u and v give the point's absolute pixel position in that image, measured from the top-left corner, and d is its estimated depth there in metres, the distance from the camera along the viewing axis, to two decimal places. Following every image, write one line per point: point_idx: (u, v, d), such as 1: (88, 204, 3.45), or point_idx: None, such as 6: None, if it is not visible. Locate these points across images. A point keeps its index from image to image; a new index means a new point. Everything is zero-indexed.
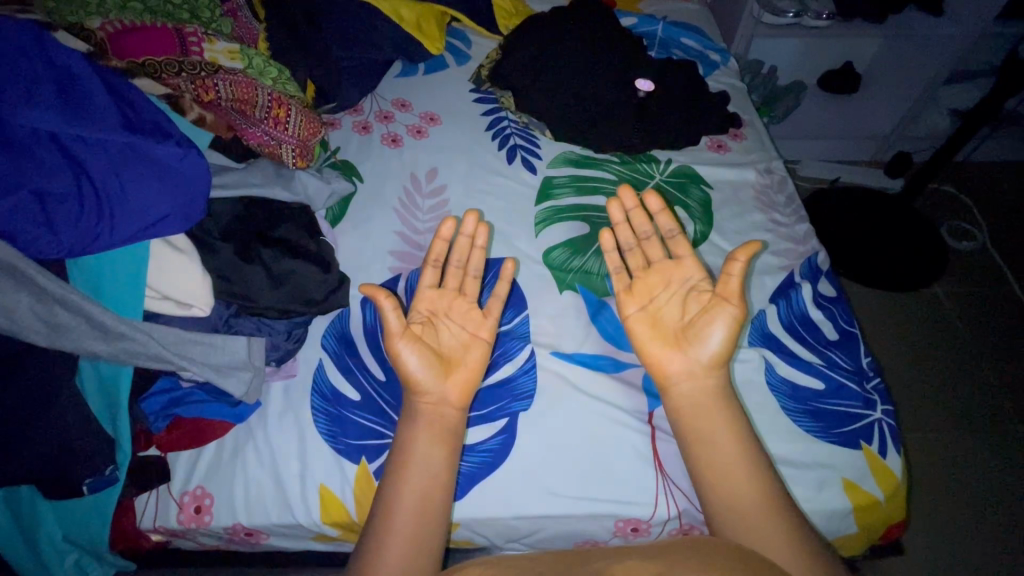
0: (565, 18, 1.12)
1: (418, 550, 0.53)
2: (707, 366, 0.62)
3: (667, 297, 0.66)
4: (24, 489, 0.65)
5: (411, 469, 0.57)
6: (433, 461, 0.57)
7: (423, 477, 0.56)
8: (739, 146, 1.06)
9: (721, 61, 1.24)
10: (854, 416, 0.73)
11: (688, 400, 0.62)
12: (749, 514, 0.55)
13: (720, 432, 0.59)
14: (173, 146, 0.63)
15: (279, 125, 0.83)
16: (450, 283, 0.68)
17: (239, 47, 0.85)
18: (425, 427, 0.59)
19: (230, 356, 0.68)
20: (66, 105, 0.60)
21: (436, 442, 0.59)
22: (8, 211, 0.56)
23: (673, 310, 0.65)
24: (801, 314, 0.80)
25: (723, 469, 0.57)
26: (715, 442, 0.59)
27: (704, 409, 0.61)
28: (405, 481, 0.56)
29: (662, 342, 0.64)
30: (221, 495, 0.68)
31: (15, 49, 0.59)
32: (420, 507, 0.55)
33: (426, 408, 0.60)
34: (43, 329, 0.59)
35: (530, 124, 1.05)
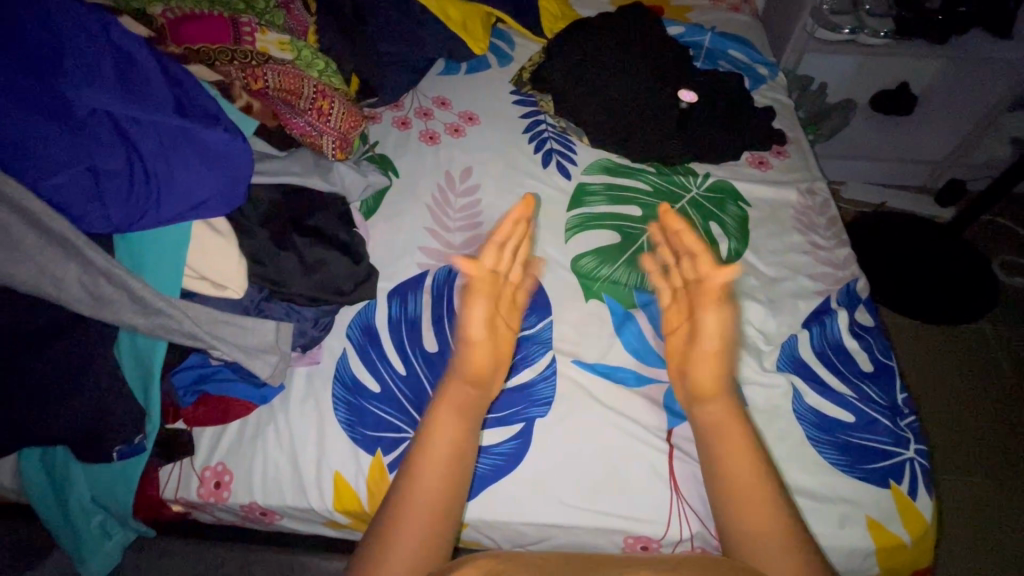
0: (609, 25, 1.12)
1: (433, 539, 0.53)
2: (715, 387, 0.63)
3: (706, 327, 0.64)
4: (60, 449, 0.68)
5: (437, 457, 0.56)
6: (458, 448, 0.58)
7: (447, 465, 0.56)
8: (782, 164, 1.03)
9: (769, 76, 1.21)
10: (883, 453, 0.70)
11: (708, 413, 0.62)
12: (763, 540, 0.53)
13: (732, 454, 0.58)
14: (224, 132, 0.66)
15: (322, 116, 0.85)
16: (500, 268, 0.67)
17: (289, 39, 0.87)
18: (454, 413, 0.60)
19: (259, 339, 0.70)
20: (124, 87, 0.63)
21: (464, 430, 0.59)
22: (65, 184, 0.59)
23: (710, 342, 0.64)
24: (836, 342, 0.77)
25: (739, 493, 0.56)
26: (730, 464, 0.58)
27: (719, 423, 0.61)
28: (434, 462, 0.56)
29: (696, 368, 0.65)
30: (240, 473, 0.70)
31: (79, 30, 0.62)
32: (443, 495, 0.55)
33: (455, 394, 0.61)
34: (89, 301, 0.62)
35: (568, 129, 1.05)
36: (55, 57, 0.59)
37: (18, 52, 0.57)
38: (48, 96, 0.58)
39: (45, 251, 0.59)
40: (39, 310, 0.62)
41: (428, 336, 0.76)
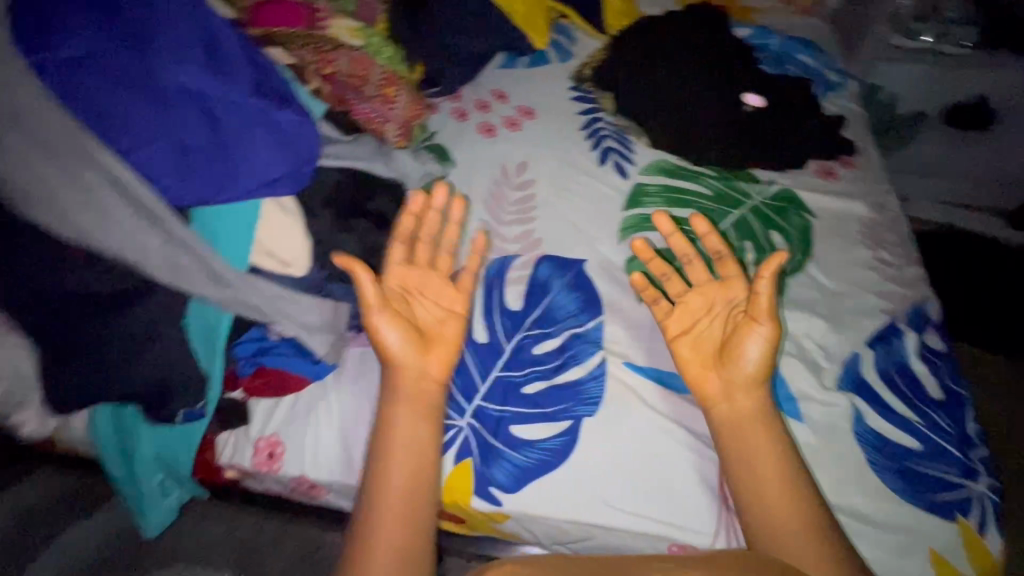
0: (673, 24, 1.10)
1: (411, 532, 0.59)
2: (747, 385, 0.64)
3: (761, 333, 0.64)
4: (129, 409, 0.71)
5: (396, 456, 0.61)
6: (417, 439, 0.62)
7: (408, 461, 0.61)
8: (851, 175, 0.99)
9: (840, 83, 1.16)
10: (951, 485, 0.66)
11: (739, 416, 0.64)
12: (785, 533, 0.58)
13: (759, 455, 0.62)
14: (301, 121, 0.69)
15: (388, 103, 0.87)
16: (421, 257, 0.69)
17: (360, 27, 0.89)
18: (408, 410, 0.63)
19: (317, 317, 0.71)
20: (213, 67, 0.66)
21: (418, 425, 0.63)
22: (152, 156, 0.62)
23: (758, 350, 0.64)
24: (902, 364, 0.74)
25: (762, 495, 0.60)
26: (755, 463, 0.62)
27: (741, 429, 0.63)
28: (394, 455, 0.61)
29: (735, 370, 0.64)
30: (293, 446, 0.73)
31: (179, 13, 0.65)
32: (409, 489, 0.60)
33: (404, 393, 0.64)
34: (166, 268, 0.64)
35: (626, 129, 1.02)
36: (155, 38, 0.63)
37: (128, 33, 0.63)
38: (145, 73, 0.62)
39: (132, 220, 0.62)
40: (115, 273, 0.65)
41: (479, 326, 0.76)
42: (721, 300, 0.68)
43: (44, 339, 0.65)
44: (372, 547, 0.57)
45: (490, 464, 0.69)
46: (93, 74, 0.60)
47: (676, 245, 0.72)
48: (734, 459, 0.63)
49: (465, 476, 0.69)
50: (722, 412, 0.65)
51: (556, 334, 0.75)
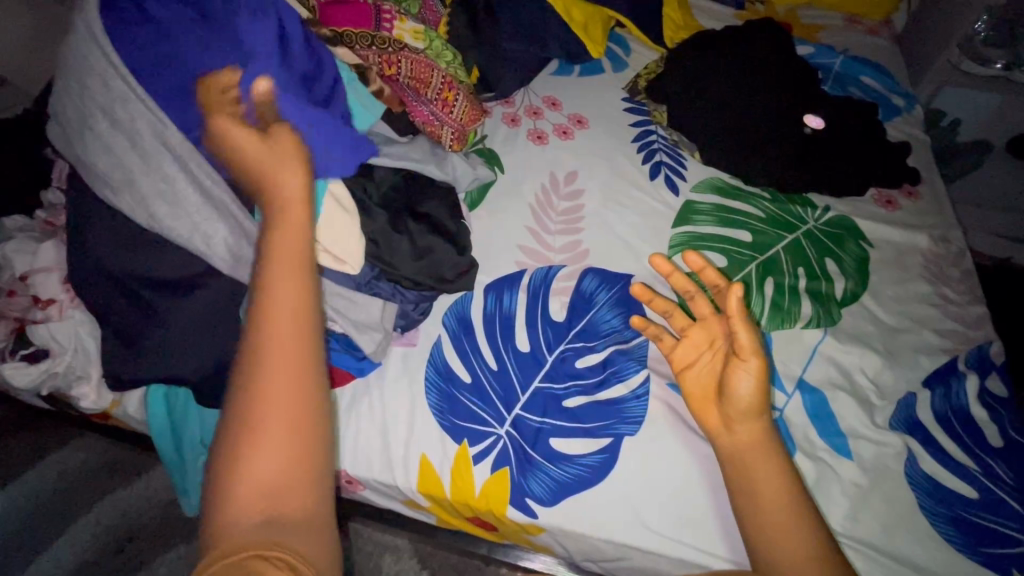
0: (735, 39, 1.08)
1: (300, 417, 0.44)
2: (749, 412, 0.57)
3: (748, 370, 0.55)
4: (182, 390, 0.73)
5: (278, 322, 0.45)
6: (290, 314, 0.46)
7: (286, 335, 0.45)
8: (912, 205, 0.96)
9: (905, 108, 1.12)
10: (1010, 539, 0.63)
11: (741, 449, 0.58)
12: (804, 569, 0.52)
13: (764, 482, 0.56)
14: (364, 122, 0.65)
15: (446, 107, 0.88)
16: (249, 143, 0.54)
17: (424, 29, 0.88)
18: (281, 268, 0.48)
19: (366, 314, 0.73)
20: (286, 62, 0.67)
21: (299, 287, 0.48)
22: None
23: (750, 385, 0.56)
24: (961, 407, 0.71)
25: (767, 505, 0.56)
26: (756, 481, 0.57)
27: (746, 453, 0.58)
28: (260, 352, 0.44)
29: (732, 408, 0.57)
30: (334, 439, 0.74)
31: (254, 9, 0.67)
32: (294, 419, 0.44)
33: (284, 244, 0.49)
34: (228, 260, 0.66)
35: (680, 143, 1.01)
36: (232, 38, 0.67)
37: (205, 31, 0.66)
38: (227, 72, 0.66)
39: (203, 210, 0.65)
40: (182, 260, 0.68)
41: (522, 335, 0.76)
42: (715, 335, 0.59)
43: (113, 318, 0.69)
44: (244, 443, 0.43)
45: (527, 475, 0.69)
46: (176, 72, 0.65)
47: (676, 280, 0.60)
48: (739, 484, 0.58)
49: (502, 485, 0.69)
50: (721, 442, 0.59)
51: (600, 349, 0.75)
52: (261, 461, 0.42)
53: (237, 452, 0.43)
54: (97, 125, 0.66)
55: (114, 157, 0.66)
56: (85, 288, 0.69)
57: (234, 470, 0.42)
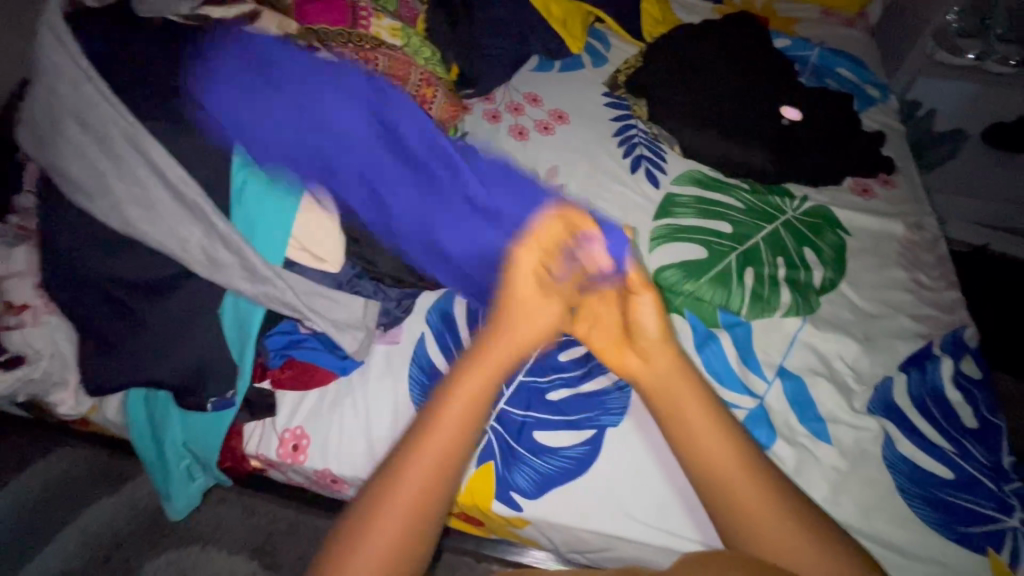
0: (711, 33, 1.09)
1: (420, 517, 0.50)
2: (659, 342, 0.60)
3: (645, 304, 0.61)
4: (162, 394, 0.72)
5: (437, 436, 0.52)
6: (451, 442, 0.52)
7: (444, 455, 0.52)
8: (888, 193, 0.97)
9: (880, 98, 1.14)
10: (984, 517, 0.65)
11: (660, 381, 0.59)
12: (758, 517, 0.51)
13: (699, 431, 0.56)
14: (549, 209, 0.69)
15: (426, 104, 0.87)
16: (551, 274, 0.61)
17: (401, 26, 0.89)
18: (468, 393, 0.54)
19: (348, 313, 0.72)
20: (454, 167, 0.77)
21: (472, 417, 0.53)
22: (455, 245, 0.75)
23: (653, 319, 0.61)
24: (935, 390, 0.73)
25: (715, 470, 0.54)
26: (697, 443, 0.55)
27: (672, 386, 0.58)
28: (415, 455, 0.51)
29: (645, 348, 0.60)
30: (317, 439, 0.74)
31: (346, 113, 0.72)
32: (412, 511, 0.50)
33: (467, 383, 0.54)
34: (206, 262, 0.66)
35: (659, 137, 1.01)
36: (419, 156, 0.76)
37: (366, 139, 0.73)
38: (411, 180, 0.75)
39: (179, 214, 0.65)
40: (158, 263, 0.67)
41: None
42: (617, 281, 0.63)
43: (89, 324, 0.68)
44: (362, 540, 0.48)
45: (512, 468, 0.69)
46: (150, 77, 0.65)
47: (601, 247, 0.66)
48: (671, 425, 0.57)
49: (487, 480, 0.69)
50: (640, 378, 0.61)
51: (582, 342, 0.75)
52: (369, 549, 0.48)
53: (354, 534, 0.49)
54: (70, 130, 0.66)
55: (86, 162, 0.65)
56: (60, 294, 0.68)
57: (344, 546, 0.49)
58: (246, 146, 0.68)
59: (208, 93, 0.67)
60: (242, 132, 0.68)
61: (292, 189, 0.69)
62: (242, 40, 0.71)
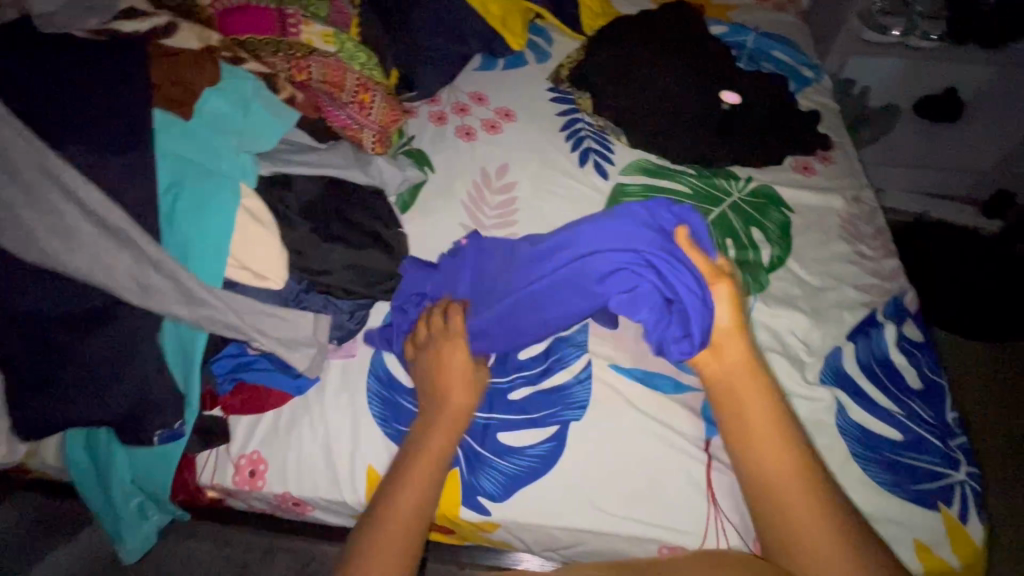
0: (649, 22, 1.10)
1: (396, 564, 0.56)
2: (731, 338, 0.62)
3: (722, 296, 0.61)
4: (102, 431, 0.69)
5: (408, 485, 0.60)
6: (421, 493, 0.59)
7: (409, 518, 0.58)
8: (827, 169, 1.00)
9: (814, 78, 1.17)
10: (933, 474, 0.68)
11: (727, 376, 0.61)
12: (798, 516, 0.55)
13: (755, 427, 0.59)
14: (671, 276, 0.61)
15: (364, 110, 0.85)
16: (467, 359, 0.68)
17: (333, 31, 0.86)
18: (422, 466, 0.61)
19: (296, 331, 0.69)
20: (597, 245, 0.64)
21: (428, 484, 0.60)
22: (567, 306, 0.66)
23: (728, 313, 0.61)
24: (881, 355, 0.76)
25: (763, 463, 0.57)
26: (751, 438, 0.58)
27: (735, 384, 0.61)
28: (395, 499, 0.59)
29: (725, 355, 0.62)
30: (274, 462, 0.71)
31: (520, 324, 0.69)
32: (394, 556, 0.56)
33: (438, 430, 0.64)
34: (136, 288, 0.63)
35: (607, 128, 1.02)
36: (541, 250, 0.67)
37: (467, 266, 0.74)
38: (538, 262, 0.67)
39: (103, 241, 0.62)
40: (86, 294, 0.63)
41: None
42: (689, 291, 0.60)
43: (11, 365, 0.63)
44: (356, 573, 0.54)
45: (477, 473, 0.68)
46: None
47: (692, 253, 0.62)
48: (730, 423, 0.60)
49: (453, 486, 0.68)
50: (709, 369, 0.63)
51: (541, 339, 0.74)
52: None
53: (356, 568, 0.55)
54: None
55: None
56: None
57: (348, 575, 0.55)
58: (172, 165, 0.66)
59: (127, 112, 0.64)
60: (166, 151, 0.66)
61: (226, 206, 0.66)
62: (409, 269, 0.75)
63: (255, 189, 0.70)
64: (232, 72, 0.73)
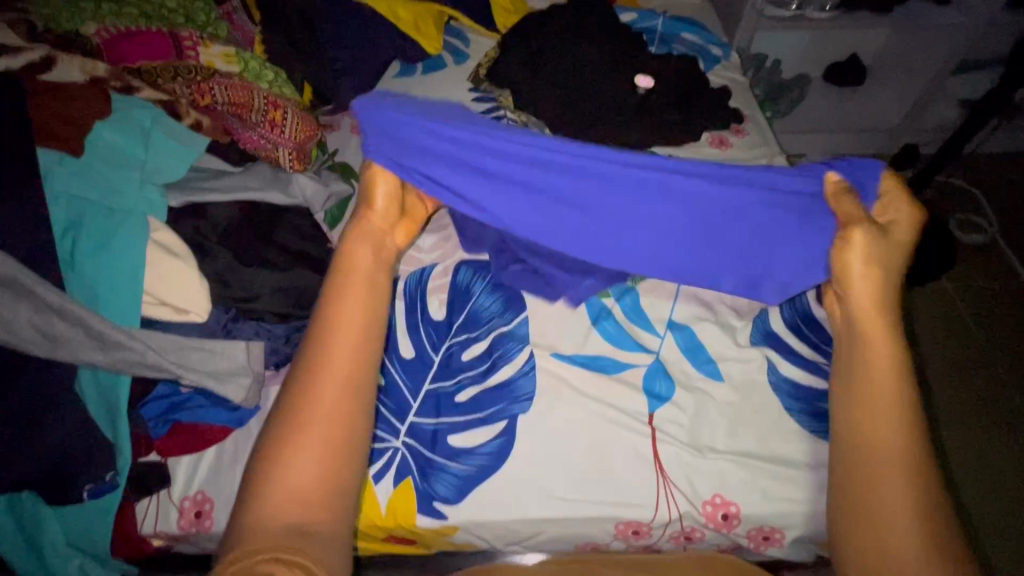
0: (561, 13, 1.12)
1: (336, 450, 0.41)
2: (871, 303, 0.54)
3: (857, 244, 0.55)
4: (26, 493, 0.65)
5: (337, 332, 0.43)
6: (365, 338, 0.44)
7: (347, 365, 0.43)
8: (741, 142, 1.06)
9: (723, 56, 1.23)
10: None
11: (863, 321, 0.53)
12: (886, 481, 0.47)
13: (876, 382, 0.50)
14: (812, 228, 0.64)
15: (276, 128, 0.82)
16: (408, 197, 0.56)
17: (235, 51, 0.85)
18: (356, 282, 0.46)
19: (229, 361, 0.66)
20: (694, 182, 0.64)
21: (373, 305, 0.46)
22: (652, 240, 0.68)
23: (862, 262, 0.55)
24: (805, 312, 0.78)
25: (863, 424, 0.50)
26: (870, 383, 0.50)
27: (866, 331, 0.53)
28: (325, 348, 0.43)
29: (854, 296, 0.55)
30: (220, 499, 0.69)
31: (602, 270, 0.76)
32: (335, 442, 0.41)
33: (355, 251, 0.48)
34: (41, 338, 0.59)
35: (529, 123, 1.04)
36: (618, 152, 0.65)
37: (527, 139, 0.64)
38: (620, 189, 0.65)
39: None
40: None
41: (403, 342, 0.75)
42: (824, 229, 0.63)
43: None
44: (279, 463, 0.39)
45: (430, 479, 0.68)
46: None
47: (838, 204, 0.59)
48: (857, 375, 0.52)
49: (407, 496, 0.68)
50: (839, 319, 0.57)
51: (483, 337, 0.74)
52: (295, 479, 0.39)
53: (276, 456, 0.40)
54: None
55: None
56: None
57: (269, 470, 0.39)
58: (70, 206, 0.64)
59: (14, 158, 0.61)
60: (61, 194, 0.64)
61: (133, 242, 0.63)
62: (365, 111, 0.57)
63: (166, 223, 0.68)
64: (126, 103, 0.72)
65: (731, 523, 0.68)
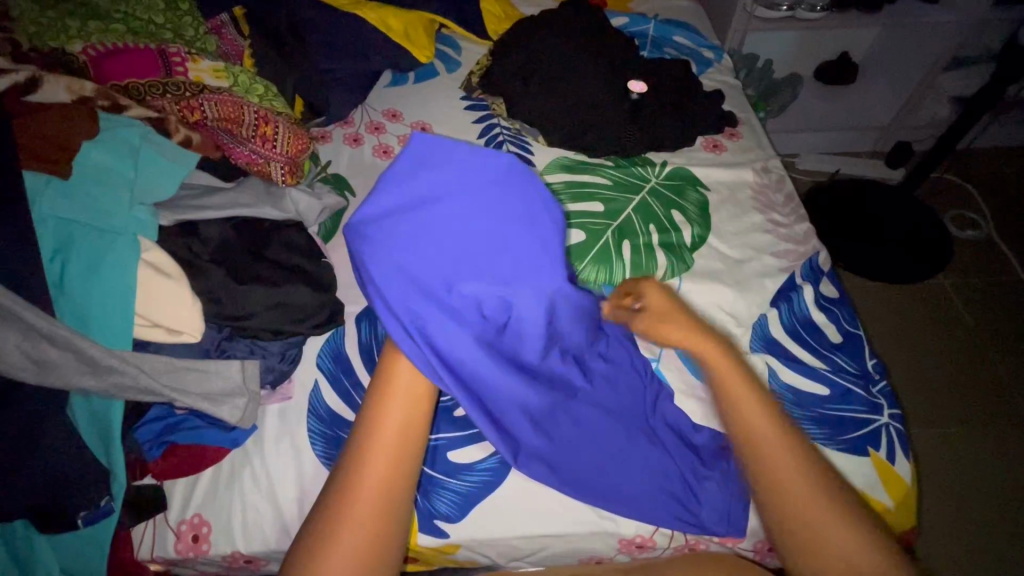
0: (551, 18, 1.11)
1: (370, 545, 0.49)
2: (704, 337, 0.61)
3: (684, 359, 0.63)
4: (19, 523, 0.63)
5: (376, 450, 0.51)
6: (404, 448, 0.52)
7: (384, 477, 0.50)
8: (735, 145, 1.05)
9: (714, 58, 1.22)
10: (860, 422, 0.73)
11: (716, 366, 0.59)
12: (818, 523, 0.52)
13: (751, 419, 0.56)
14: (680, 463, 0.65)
15: (267, 142, 0.81)
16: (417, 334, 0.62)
17: (224, 65, 0.84)
18: (394, 403, 0.53)
19: (224, 382, 0.66)
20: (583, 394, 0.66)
21: (412, 418, 0.53)
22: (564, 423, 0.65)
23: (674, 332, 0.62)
24: (803, 316, 0.81)
25: (771, 461, 0.55)
26: (753, 425, 0.56)
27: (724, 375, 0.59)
28: (366, 460, 0.50)
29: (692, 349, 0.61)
30: (219, 522, 0.68)
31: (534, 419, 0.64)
32: (370, 538, 0.49)
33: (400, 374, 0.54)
34: (30, 365, 0.58)
35: (523, 131, 1.03)
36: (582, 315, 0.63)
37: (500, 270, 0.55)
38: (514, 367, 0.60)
39: None
40: None
41: None
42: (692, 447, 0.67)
43: None
44: (322, 553, 0.48)
45: (431, 498, 0.67)
46: None
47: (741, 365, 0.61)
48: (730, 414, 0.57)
49: None
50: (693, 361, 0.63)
51: None
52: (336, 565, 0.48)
53: (320, 544, 0.48)
54: None
55: None
56: None
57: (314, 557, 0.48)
58: (57, 228, 0.63)
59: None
60: (46, 217, 0.63)
61: (123, 263, 0.62)
62: (416, 148, 0.50)
63: (157, 241, 0.67)
64: (114, 123, 0.71)
65: (735, 534, 0.67)
